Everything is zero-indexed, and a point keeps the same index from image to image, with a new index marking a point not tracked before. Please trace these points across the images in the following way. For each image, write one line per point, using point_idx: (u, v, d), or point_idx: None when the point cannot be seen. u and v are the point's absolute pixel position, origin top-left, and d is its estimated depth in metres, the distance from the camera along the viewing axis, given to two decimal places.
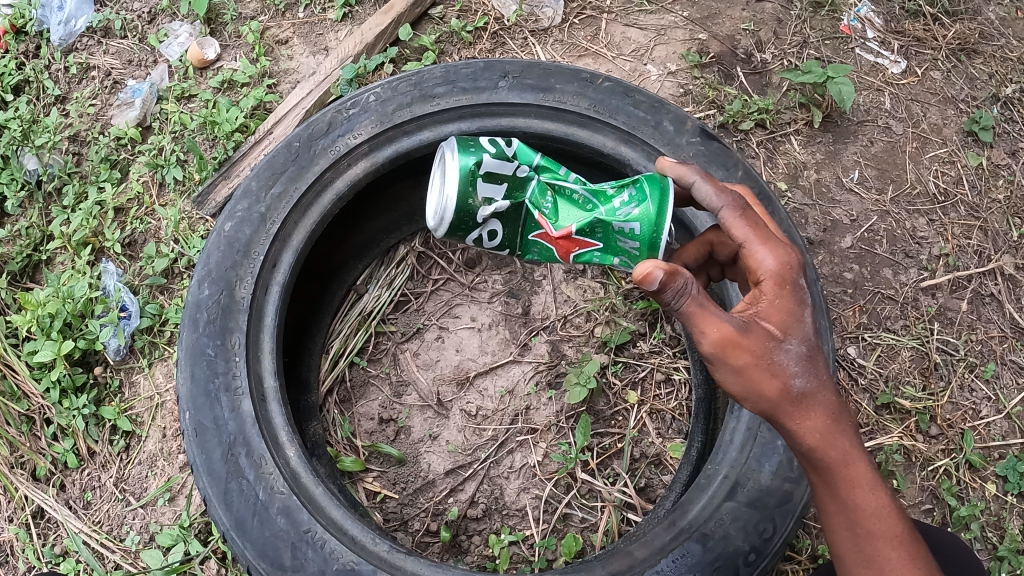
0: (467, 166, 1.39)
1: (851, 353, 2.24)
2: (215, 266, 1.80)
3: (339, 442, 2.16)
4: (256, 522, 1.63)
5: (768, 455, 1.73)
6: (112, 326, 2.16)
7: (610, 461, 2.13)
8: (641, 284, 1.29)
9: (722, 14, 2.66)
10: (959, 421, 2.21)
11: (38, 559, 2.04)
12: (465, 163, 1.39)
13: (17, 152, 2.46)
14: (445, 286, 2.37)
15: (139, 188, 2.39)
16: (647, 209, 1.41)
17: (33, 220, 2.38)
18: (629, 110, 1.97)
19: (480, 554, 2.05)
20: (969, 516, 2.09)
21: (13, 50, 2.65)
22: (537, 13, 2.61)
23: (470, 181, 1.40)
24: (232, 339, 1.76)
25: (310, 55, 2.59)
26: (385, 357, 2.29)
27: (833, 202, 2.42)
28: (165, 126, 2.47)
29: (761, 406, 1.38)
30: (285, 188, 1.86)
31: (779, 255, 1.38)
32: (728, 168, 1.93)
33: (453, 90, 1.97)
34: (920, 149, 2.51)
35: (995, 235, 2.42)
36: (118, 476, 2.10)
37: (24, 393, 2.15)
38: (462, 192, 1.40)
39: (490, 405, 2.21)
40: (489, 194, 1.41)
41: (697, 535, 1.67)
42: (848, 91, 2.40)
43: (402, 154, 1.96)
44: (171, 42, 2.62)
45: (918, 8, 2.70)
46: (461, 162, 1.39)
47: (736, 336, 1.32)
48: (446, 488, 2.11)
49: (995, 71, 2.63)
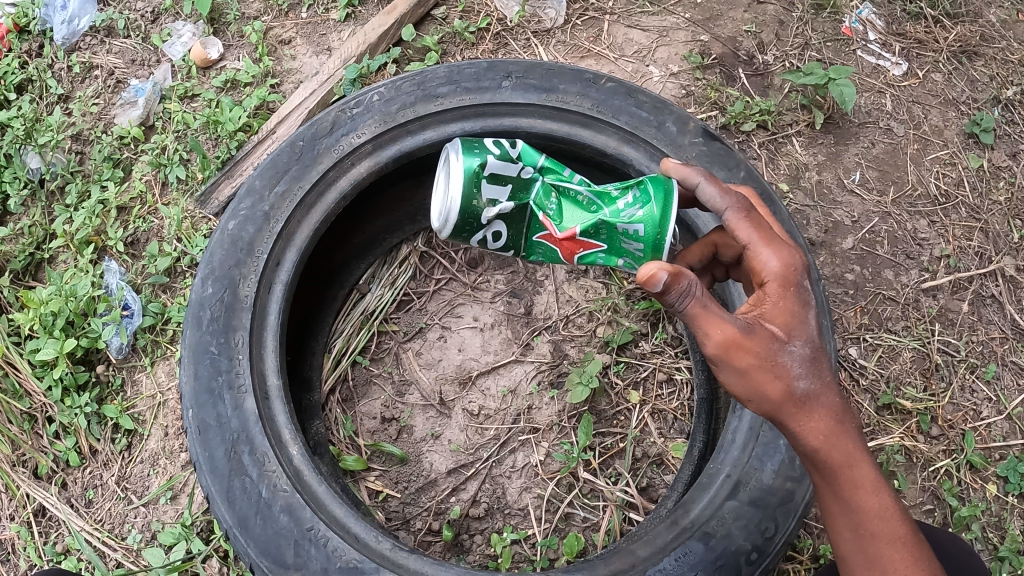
0: (472, 168, 1.39)
1: (852, 353, 2.24)
2: (218, 264, 1.81)
3: (342, 441, 2.16)
4: (259, 521, 1.63)
5: (770, 455, 1.73)
6: (115, 324, 2.17)
7: (612, 461, 2.14)
8: (644, 285, 1.29)
9: (724, 16, 2.67)
10: (959, 421, 2.21)
11: (39, 557, 2.04)
12: (470, 164, 1.39)
13: (20, 151, 2.46)
14: (447, 286, 2.37)
15: (142, 187, 2.39)
16: (652, 210, 1.41)
17: (36, 219, 2.38)
18: (632, 111, 1.98)
19: (481, 553, 2.05)
20: (970, 517, 2.10)
21: (16, 50, 2.65)
22: (540, 14, 2.61)
23: (475, 182, 1.40)
24: (236, 337, 1.76)
25: (313, 56, 2.59)
26: (387, 357, 2.29)
27: (834, 204, 2.42)
28: (168, 125, 2.48)
29: (765, 408, 1.38)
30: (288, 187, 1.87)
31: (783, 256, 1.38)
32: (730, 169, 1.94)
33: (456, 90, 1.98)
34: (921, 151, 2.52)
35: (995, 236, 2.43)
36: (119, 474, 2.11)
37: (26, 392, 2.15)
38: (466, 193, 1.40)
39: (492, 405, 2.21)
40: (494, 196, 1.42)
41: (698, 534, 1.67)
42: (851, 93, 2.41)
43: (406, 153, 1.96)
44: (174, 42, 2.62)
45: (919, 10, 2.71)
46: (465, 163, 1.39)
47: (740, 338, 1.32)
48: (448, 487, 2.11)
49: (995, 74, 2.63)
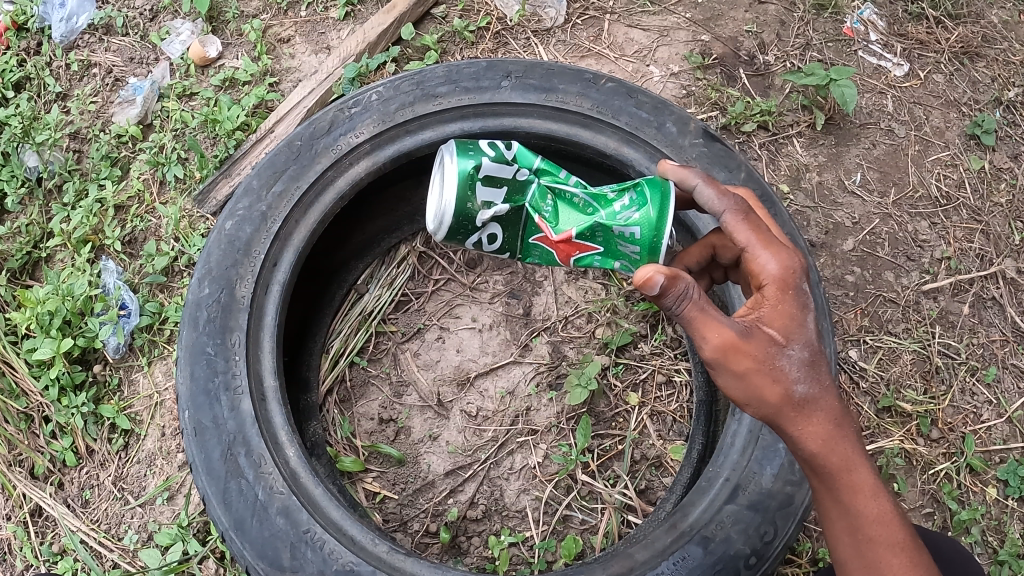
0: (466, 170, 1.39)
1: (852, 356, 2.23)
2: (216, 265, 1.80)
3: (339, 443, 2.15)
4: (255, 522, 1.63)
5: (769, 458, 1.73)
6: (112, 323, 2.16)
7: (611, 463, 2.13)
8: (641, 288, 1.29)
9: (724, 16, 2.66)
10: (960, 425, 2.20)
11: (36, 557, 2.03)
12: (464, 166, 1.39)
13: (18, 149, 2.45)
14: (446, 286, 2.36)
15: (140, 186, 2.38)
16: (648, 212, 1.41)
17: (33, 218, 2.37)
18: (632, 111, 1.97)
19: (479, 555, 2.04)
20: (969, 520, 2.09)
21: (14, 47, 2.63)
22: (540, 13, 2.60)
23: (469, 185, 1.39)
24: (233, 338, 1.75)
25: (312, 54, 2.58)
26: (385, 357, 2.28)
27: (834, 205, 2.41)
28: (167, 124, 2.47)
29: (763, 411, 1.37)
30: (286, 186, 1.86)
31: (781, 259, 1.37)
32: (730, 170, 1.93)
33: (455, 90, 1.97)
34: (922, 152, 2.51)
35: (997, 239, 2.41)
36: (116, 474, 2.10)
37: (23, 391, 2.15)
38: (461, 196, 1.39)
39: (490, 406, 2.20)
40: (488, 198, 1.41)
41: (697, 538, 1.66)
42: (852, 94, 2.41)
43: (404, 153, 1.95)
44: (172, 40, 2.61)
45: (921, 11, 2.70)
46: (460, 166, 1.39)
47: (738, 341, 1.31)
48: (446, 489, 2.10)
49: (997, 75, 2.62)
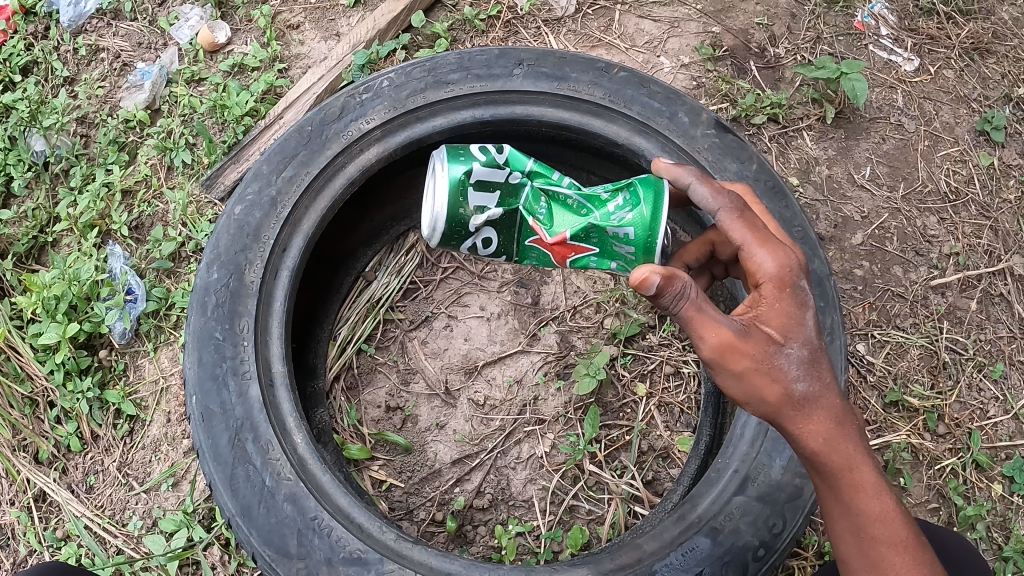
0: (457, 177, 1.40)
1: (860, 350, 2.23)
2: (224, 250, 1.79)
3: (345, 430, 2.15)
4: (261, 510, 1.62)
5: (779, 450, 1.72)
6: (117, 309, 2.14)
7: (618, 454, 2.12)
8: (637, 289, 1.26)
9: (735, 8, 2.65)
10: (967, 420, 2.20)
11: (39, 542, 2.02)
12: (455, 173, 1.40)
13: (24, 133, 2.44)
14: (455, 274, 2.35)
15: (147, 170, 2.37)
16: (642, 212, 1.40)
17: (39, 202, 2.37)
18: (643, 101, 1.96)
19: (485, 545, 2.03)
20: (975, 516, 2.08)
21: (22, 31, 2.63)
22: (551, 3, 2.60)
23: (461, 191, 1.40)
24: (241, 323, 1.74)
25: (321, 41, 2.57)
26: (392, 345, 2.27)
27: (844, 198, 2.40)
28: (174, 109, 2.46)
29: (763, 411, 1.36)
30: (295, 172, 1.85)
31: (779, 257, 1.33)
32: (742, 162, 1.92)
33: (467, 76, 1.96)
34: (932, 147, 2.50)
35: (1005, 235, 2.41)
36: (121, 459, 2.09)
37: (27, 375, 2.13)
38: (453, 202, 1.41)
39: (498, 395, 2.20)
40: (482, 203, 1.42)
41: (706, 529, 1.66)
42: (863, 87, 2.37)
43: (414, 140, 1.94)
44: (181, 25, 2.60)
45: (932, 6, 2.69)
46: (450, 173, 1.40)
47: (736, 341, 1.29)
48: (452, 478, 2.10)
49: (1007, 71, 2.62)
